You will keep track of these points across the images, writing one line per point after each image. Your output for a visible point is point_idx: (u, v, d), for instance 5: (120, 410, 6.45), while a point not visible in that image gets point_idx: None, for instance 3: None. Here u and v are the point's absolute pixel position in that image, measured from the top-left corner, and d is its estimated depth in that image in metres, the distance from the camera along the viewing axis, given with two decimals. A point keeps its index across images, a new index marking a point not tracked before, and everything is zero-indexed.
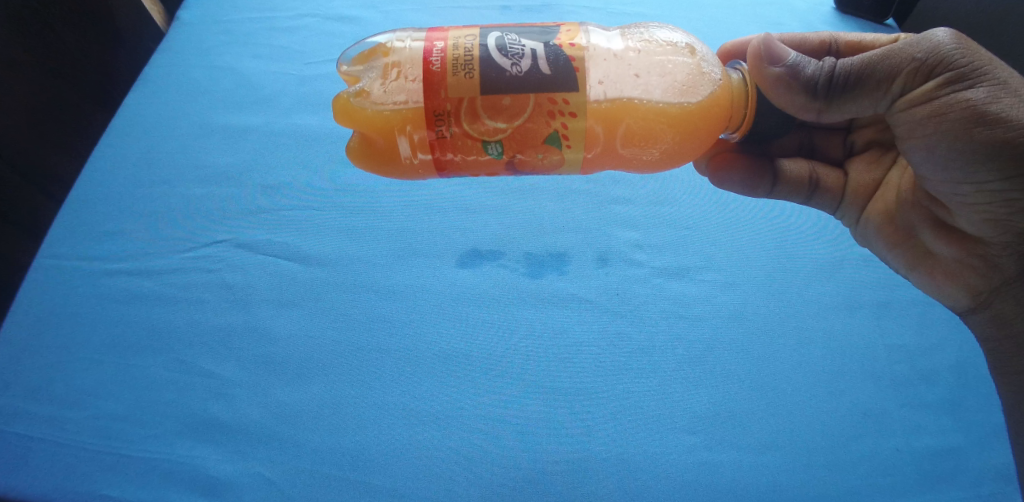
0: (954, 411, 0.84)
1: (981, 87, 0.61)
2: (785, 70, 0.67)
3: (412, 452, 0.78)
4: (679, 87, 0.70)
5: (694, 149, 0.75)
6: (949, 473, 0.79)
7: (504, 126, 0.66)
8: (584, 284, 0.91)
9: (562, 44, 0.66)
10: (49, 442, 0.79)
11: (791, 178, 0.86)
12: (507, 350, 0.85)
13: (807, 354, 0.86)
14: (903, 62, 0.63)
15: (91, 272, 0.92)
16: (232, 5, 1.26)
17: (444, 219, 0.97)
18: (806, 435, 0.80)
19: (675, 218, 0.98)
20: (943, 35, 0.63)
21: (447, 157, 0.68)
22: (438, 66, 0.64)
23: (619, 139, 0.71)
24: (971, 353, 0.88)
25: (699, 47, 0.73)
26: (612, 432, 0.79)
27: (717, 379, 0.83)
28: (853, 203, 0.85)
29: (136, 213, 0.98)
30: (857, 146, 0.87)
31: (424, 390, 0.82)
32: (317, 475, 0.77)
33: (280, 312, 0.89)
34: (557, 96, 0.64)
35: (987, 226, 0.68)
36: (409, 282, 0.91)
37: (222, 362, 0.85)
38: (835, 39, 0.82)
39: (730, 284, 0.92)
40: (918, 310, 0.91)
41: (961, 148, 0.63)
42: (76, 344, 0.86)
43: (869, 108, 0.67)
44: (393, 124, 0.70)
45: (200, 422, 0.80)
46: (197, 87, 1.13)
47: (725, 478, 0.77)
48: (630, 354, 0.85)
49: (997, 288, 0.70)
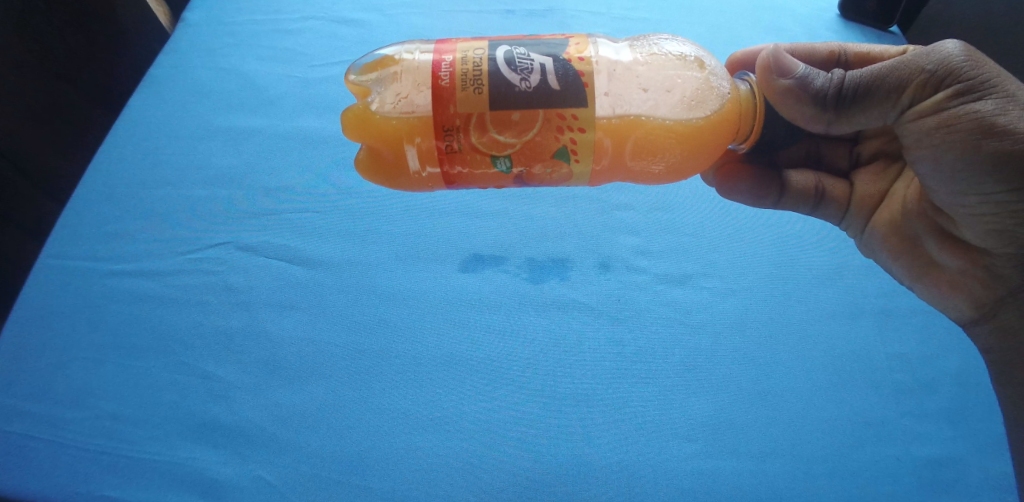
0: (952, 420, 0.84)
1: (990, 99, 0.61)
2: (794, 82, 0.68)
3: (414, 457, 0.78)
4: (688, 100, 0.70)
5: (700, 162, 0.75)
6: (945, 482, 0.80)
7: (513, 141, 0.66)
8: (585, 291, 0.91)
9: (571, 58, 0.65)
10: (50, 442, 0.79)
11: (796, 188, 0.86)
12: (509, 355, 0.86)
13: (807, 362, 0.86)
14: (913, 74, 0.64)
15: (94, 274, 0.92)
16: (236, 7, 1.26)
17: (446, 224, 0.97)
18: (803, 443, 0.81)
19: (677, 224, 0.98)
20: (952, 47, 0.64)
21: (455, 170, 0.68)
22: (447, 81, 0.64)
23: (627, 152, 0.72)
24: (970, 362, 0.89)
25: (708, 59, 0.73)
26: (611, 439, 0.80)
27: (715, 387, 0.84)
28: (857, 213, 0.86)
29: (139, 215, 0.98)
30: (863, 156, 0.87)
31: (425, 396, 0.82)
32: (318, 480, 0.77)
33: (282, 317, 0.89)
34: (567, 111, 0.65)
35: (992, 237, 0.68)
36: (412, 286, 0.91)
37: (224, 365, 0.85)
38: (844, 51, 0.82)
39: (730, 292, 0.92)
40: (917, 319, 0.91)
41: (968, 160, 0.63)
42: (78, 345, 0.86)
43: (877, 120, 0.68)
44: (401, 136, 0.70)
45: (202, 425, 0.81)
46: (200, 89, 1.13)
47: (722, 484, 0.78)
48: (632, 361, 0.86)
49: (1002, 299, 0.71)
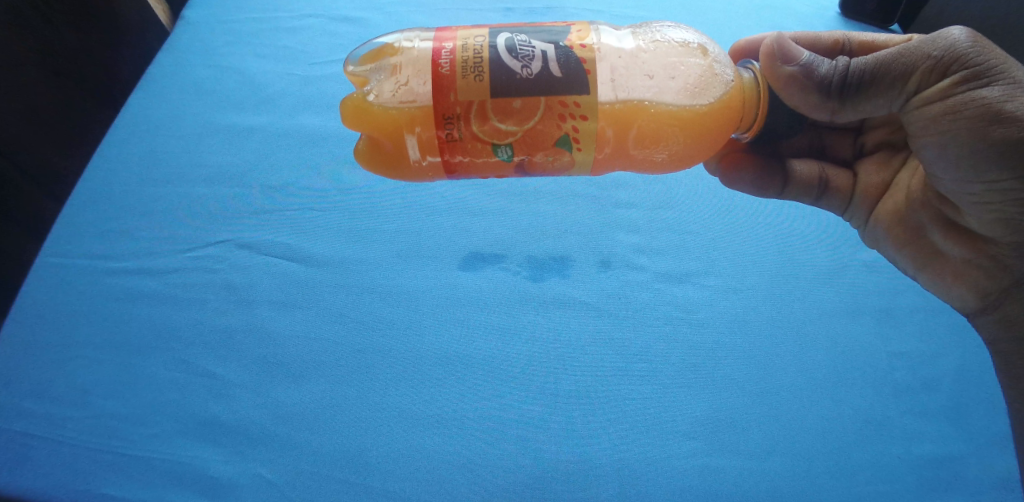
0: (954, 417, 0.83)
1: (997, 85, 0.61)
2: (798, 69, 0.67)
3: (413, 454, 0.77)
4: (691, 88, 0.69)
5: (704, 151, 0.74)
6: (949, 480, 0.79)
7: (514, 129, 0.66)
8: (585, 288, 0.90)
9: (572, 45, 0.65)
10: (49, 441, 0.78)
11: (800, 179, 0.85)
12: (509, 352, 0.85)
13: (810, 359, 0.85)
14: (918, 60, 0.63)
15: (93, 271, 0.91)
16: (236, 6, 1.26)
17: (446, 221, 0.97)
18: (805, 440, 0.80)
19: (678, 221, 0.98)
20: (959, 33, 0.63)
21: (456, 160, 0.67)
22: (447, 69, 0.63)
23: (630, 140, 0.71)
24: (973, 360, 0.88)
25: (711, 47, 0.73)
26: (611, 436, 0.79)
27: (718, 382, 0.83)
28: (860, 205, 0.85)
29: (138, 213, 0.97)
30: (867, 147, 0.86)
31: (424, 393, 0.81)
32: (314, 480, 0.76)
33: (281, 314, 0.88)
34: (568, 99, 0.64)
35: (997, 226, 0.67)
36: (411, 284, 0.91)
37: (223, 363, 0.84)
38: (848, 39, 0.81)
39: (731, 288, 0.91)
40: (919, 315, 0.90)
41: (974, 147, 0.63)
42: (77, 343, 0.86)
43: (883, 108, 0.67)
44: (401, 125, 0.70)
45: (200, 423, 0.80)
46: (200, 88, 1.12)
47: (723, 482, 0.76)
48: (632, 358, 0.85)
49: (1007, 288, 0.70)
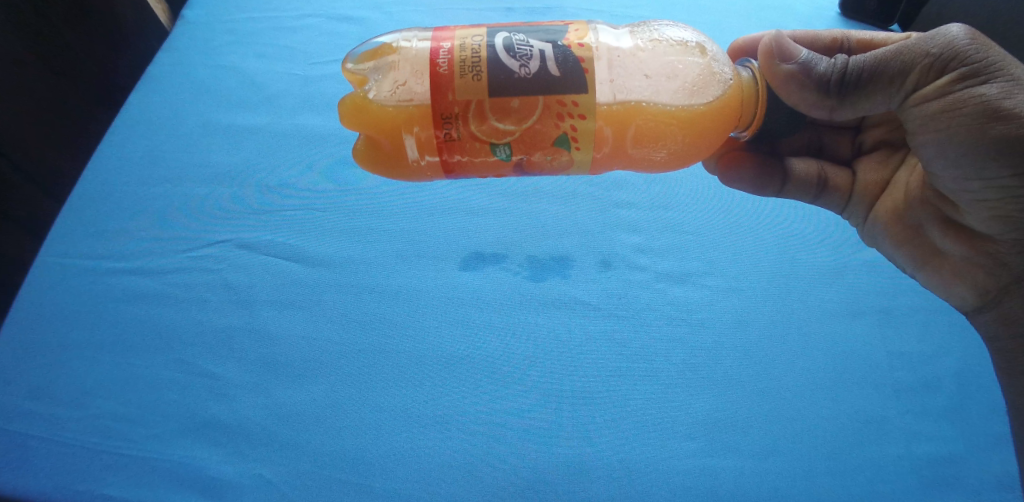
0: (954, 418, 0.83)
1: (995, 82, 0.61)
2: (796, 67, 0.67)
3: (413, 455, 0.77)
4: (689, 86, 0.69)
5: (703, 149, 0.74)
6: (949, 480, 0.79)
7: (512, 128, 0.66)
8: (586, 288, 0.90)
9: (570, 44, 0.65)
10: (50, 441, 0.78)
11: (799, 177, 0.85)
12: (509, 352, 0.85)
13: (809, 359, 0.85)
14: (917, 58, 0.63)
15: (94, 271, 0.91)
16: (236, 5, 1.26)
17: (446, 221, 0.97)
18: (805, 440, 0.80)
19: (679, 221, 0.98)
20: (957, 31, 0.63)
21: (454, 160, 0.67)
22: (445, 68, 0.63)
23: (628, 139, 0.71)
24: (972, 360, 0.88)
25: (710, 45, 0.73)
26: (611, 437, 0.79)
27: (717, 382, 0.83)
28: (859, 203, 0.85)
29: (138, 213, 0.97)
30: (866, 146, 0.86)
31: (425, 393, 0.81)
32: (314, 481, 0.76)
33: (281, 315, 0.88)
34: (566, 98, 0.64)
35: (996, 224, 0.67)
36: (411, 285, 0.91)
37: (223, 363, 0.84)
38: (847, 38, 0.81)
39: (731, 288, 0.91)
40: (919, 315, 0.90)
41: (973, 145, 0.63)
42: (78, 344, 0.86)
43: (880, 106, 0.67)
44: (400, 124, 0.70)
45: (200, 424, 0.80)
46: (200, 88, 1.12)
47: (723, 482, 0.76)
48: (632, 357, 0.85)
49: (1007, 286, 0.70)
